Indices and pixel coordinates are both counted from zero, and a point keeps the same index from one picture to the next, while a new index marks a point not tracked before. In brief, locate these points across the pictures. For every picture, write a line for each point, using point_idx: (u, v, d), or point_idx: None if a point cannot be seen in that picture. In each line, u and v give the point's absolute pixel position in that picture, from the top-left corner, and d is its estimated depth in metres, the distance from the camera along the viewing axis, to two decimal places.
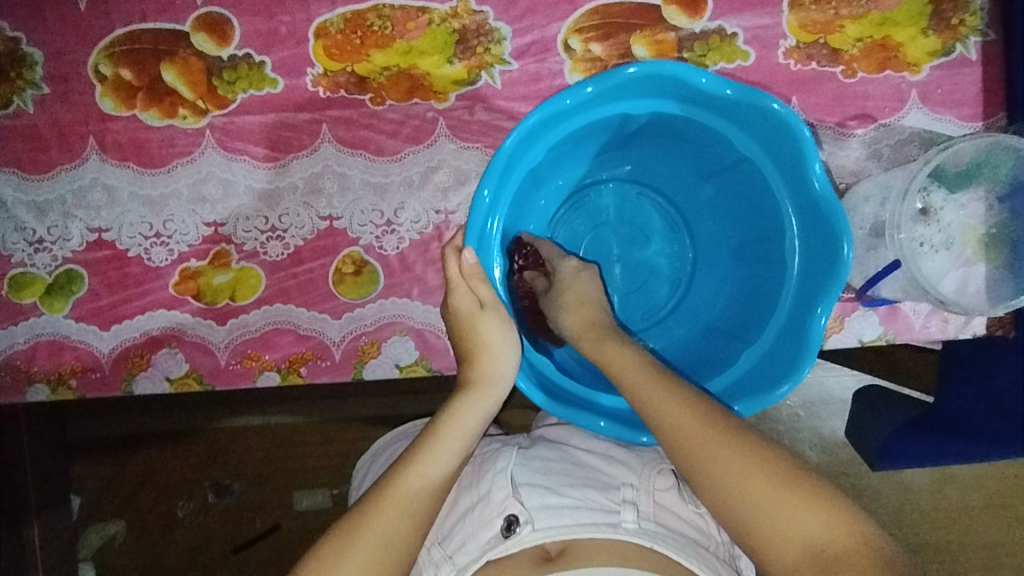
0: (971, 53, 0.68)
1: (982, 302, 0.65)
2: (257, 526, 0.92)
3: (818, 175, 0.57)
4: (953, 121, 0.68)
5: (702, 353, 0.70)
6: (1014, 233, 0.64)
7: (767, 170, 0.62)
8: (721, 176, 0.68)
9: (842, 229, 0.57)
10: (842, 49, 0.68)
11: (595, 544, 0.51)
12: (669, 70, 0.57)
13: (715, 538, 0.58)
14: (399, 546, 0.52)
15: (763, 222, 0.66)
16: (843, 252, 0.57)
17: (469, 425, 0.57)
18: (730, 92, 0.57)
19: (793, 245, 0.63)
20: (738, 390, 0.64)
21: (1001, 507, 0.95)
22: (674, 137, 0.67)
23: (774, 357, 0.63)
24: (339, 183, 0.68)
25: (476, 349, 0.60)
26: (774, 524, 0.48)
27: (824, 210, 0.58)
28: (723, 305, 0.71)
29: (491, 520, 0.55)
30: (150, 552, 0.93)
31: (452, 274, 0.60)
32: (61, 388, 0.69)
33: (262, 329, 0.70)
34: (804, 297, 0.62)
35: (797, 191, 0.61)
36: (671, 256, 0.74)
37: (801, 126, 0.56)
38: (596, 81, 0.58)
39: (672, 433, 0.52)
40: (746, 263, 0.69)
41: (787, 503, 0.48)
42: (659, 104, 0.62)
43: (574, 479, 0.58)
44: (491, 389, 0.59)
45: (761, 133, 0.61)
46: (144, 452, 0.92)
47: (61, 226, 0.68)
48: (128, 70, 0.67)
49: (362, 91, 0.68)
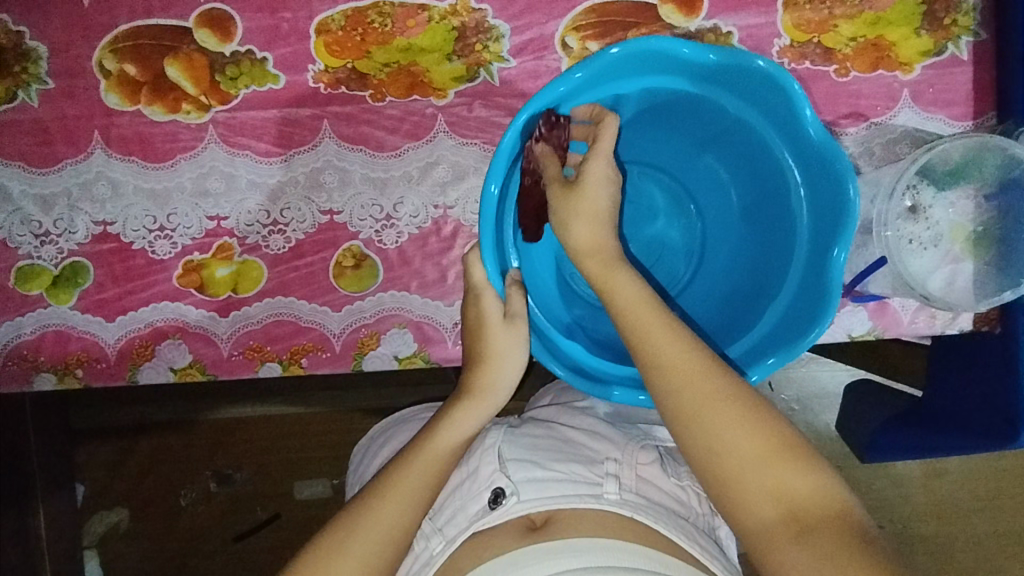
0: (963, 52, 0.69)
1: (968, 297, 0.67)
2: (257, 514, 0.94)
3: (812, 122, 0.59)
4: (944, 120, 0.69)
5: (723, 319, 0.70)
6: (1001, 231, 0.66)
7: (762, 128, 0.64)
8: (720, 142, 0.69)
9: (846, 174, 0.59)
10: (835, 49, 0.69)
11: (578, 514, 0.53)
12: (655, 46, 0.58)
13: (695, 509, 0.60)
14: (397, 535, 0.54)
15: (768, 180, 0.67)
16: (848, 192, 0.59)
17: (466, 435, 0.59)
18: (714, 56, 0.59)
19: (801, 199, 0.64)
20: (767, 348, 0.65)
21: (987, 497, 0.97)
22: (665, 111, 0.68)
23: (796, 311, 0.64)
24: (339, 178, 0.69)
25: (489, 351, 0.61)
26: (761, 490, 0.48)
27: (825, 157, 0.60)
28: (740, 267, 0.71)
29: (479, 493, 0.57)
30: (154, 537, 0.94)
31: (475, 280, 0.63)
32: (67, 377, 0.71)
33: (264, 320, 0.71)
34: (819, 244, 0.63)
35: (796, 145, 0.62)
36: (682, 228, 0.75)
37: (788, 79, 0.58)
38: (584, 67, 0.58)
39: (662, 367, 0.51)
40: (755, 224, 0.70)
41: (775, 469, 0.48)
42: (647, 81, 0.63)
43: (560, 453, 0.59)
44: (491, 398, 0.61)
45: (754, 95, 0.62)
46: (147, 439, 0.94)
47: (66, 219, 0.69)
48: (132, 66, 0.67)
49: (363, 87, 0.69)
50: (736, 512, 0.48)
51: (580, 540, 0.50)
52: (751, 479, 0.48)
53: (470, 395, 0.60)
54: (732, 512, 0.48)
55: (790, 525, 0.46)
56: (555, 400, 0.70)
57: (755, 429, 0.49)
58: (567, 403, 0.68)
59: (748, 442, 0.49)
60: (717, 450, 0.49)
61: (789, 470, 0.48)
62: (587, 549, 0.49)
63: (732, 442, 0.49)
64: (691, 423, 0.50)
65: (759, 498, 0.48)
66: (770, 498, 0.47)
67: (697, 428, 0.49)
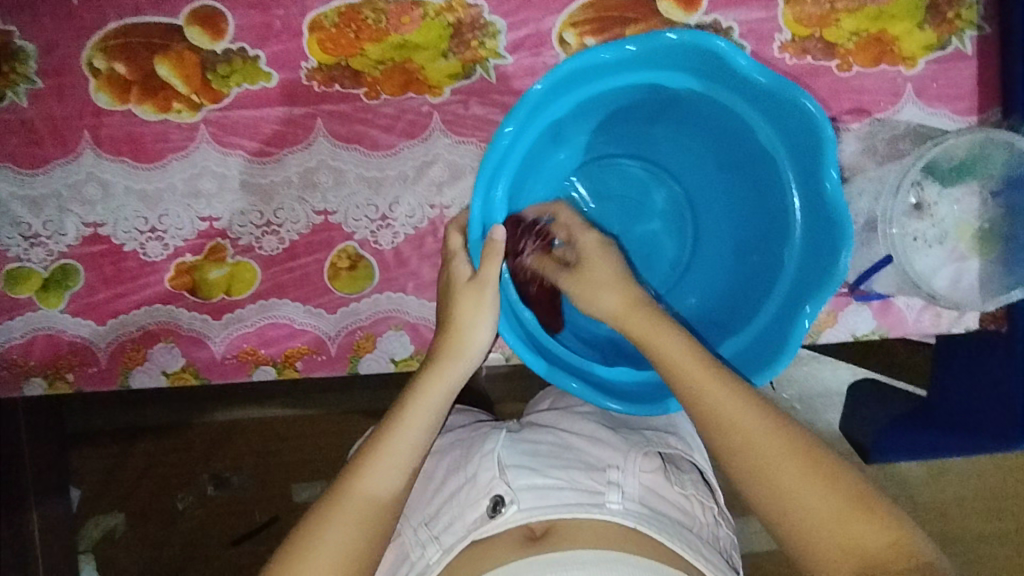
0: (967, 46, 0.68)
1: (974, 296, 0.66)
2: (256, 517, 0.91)
3: (751, 68, 0.57)
4: (948, 115, 0.68)
5: (740, 278, 0.69)
6: (1008, 228, 0.66)
7: (712, 93, 0.62)
8: (667, 113, 0.67)
9: (802, 103, 0.57)
10: (837, 43, 0.67)
11: (579, 524, 0.52)
12: (573, 65, 0.58)
13: (698, 518, 0.58)
14: (375, 513, 0.53)
15: (733, 135, 0.65)
16: (810, 109, 0.57)
17: (440, 395, 0.58)
18: (633, 47, 0.58)
19: (777, 147, 0.62)
20: (796, 297, 0.62)
21: (1005, 501, 0.92)
22: (606, 111, 0.66)
23: (809, 255, 0.62)
24: (334, 178, 0.68)
25: (450, 321, 0.60)
26: (840, 545, 0.45)
27: (780, 97, 0.58)
28: (741, 219, 0.69)
29: (477, 501, 0.55)
30: (149, 544, 0.91)
31: (452, 248, 0.61)
32: (58, 381, 0.70)
33: (257, 323, 0.70)
34: (807, 183, 0.61)
35: (746, 94, 0.61)
36: (666, 199, 0.74)
37: (708, 40, 0.57)
38: (512, 118, 0.57)
39: (721, 429, 0.49)
40: (734, 172, 0.68)
41: (847, 521, 0.46)
42: (578, 93, 0.62)
43: (561, 461, 0.58)
44: (460, 360, 0.59)
45: (688, 65, 0.60)
46: (143, 443, 0.91)
47: (56, 221, 0.68)
48: (121, 64, 0.66)
49: (357, 85, 0.67)
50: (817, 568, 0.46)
51: (583, 553, 0.49)
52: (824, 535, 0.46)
53: (439, 359, 0.59)
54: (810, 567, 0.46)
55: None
56: (555, 404, 0.68)
57: (821, 483, 0.47)
58: (567, 408, 0.66)
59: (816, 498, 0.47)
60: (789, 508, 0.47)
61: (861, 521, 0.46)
62: (588, 562, 0.48)
63: (801, 501, 0.47)
64: (757, 480, 0.48)
65: (832, 555, 0.46)
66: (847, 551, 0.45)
67: (765, 486, 0.48)
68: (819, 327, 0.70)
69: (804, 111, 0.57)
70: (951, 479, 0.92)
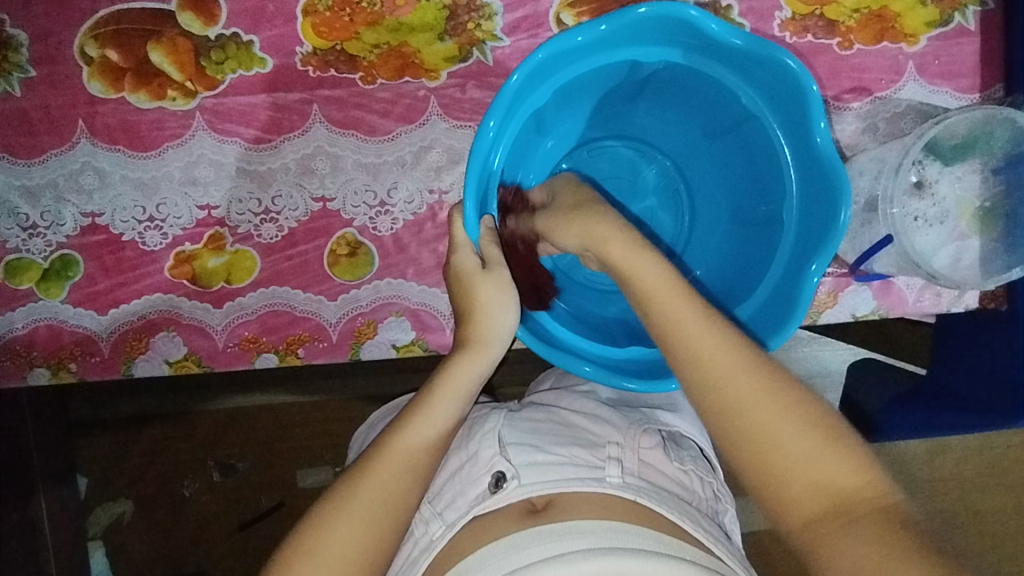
0: (969, 22, 0.67)
1: (974, 274, 0.65)
2: (263, 501, 0.92)
3: (728, 32, 0.57)
4: (950, 93, 0.68)
5: (741, 242, 0.69)
6: (1009, 206, 0.65)
7: (692, 62, 0.61)
8: (648, 88, 0.67)
9: (783, 62, 0.56)
10: (838, 21, 0.66)
11: (579, 497, 0.52)
12: (545, 55, 0.57)
13: (698, 493, 0.59)
14: (400, 496, 0.52)
15: (717, 102, 0.65)
16: (790, 64, 0.56)
17: (469, 384, 0.58)
18: (604, 27, 0.57)
19: (762, 110, 0.62)
20: (802, 254, 0.62)
21: (1001, 476, 0.93)
22: (586, 93, 0.66)
23: (809, 214, 0.61)
24: (331, 164, 0.68)
25: (473, 308, 0.60)
26: (809, 483, 0.44)
27: (758, 57, 0.58)
28: (735, 182, 0.70)
29: (479, 478, 0.56)
30: (156, 529, 0.92)
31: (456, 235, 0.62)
32: (62, 371, 0.70)
33: (259, 311, 0.70)
34: (799, 142, 0.60)
35: (725, 59, 0.60)
36: (658, 175, 0.74)
37: (679, 9, 0.56)
38: (493, 113, 0.57)
39: (702, 365, 0.47)
40: (723, 138, 0.68)
41: (823, 458, 0.44)
42: (553, 81, 0.62)
43: (561, 437, 0.58)
44: (486, 348, 0.59)
45: (664, 35, 0.60)
46: (149, 430, 0.91)
47: (53, 211, 0.67)
48: (115, 52, 0.65)
49: (352, 70, 0.67)
50: (785, 500, 0.45)
51: (578, 523, 0.49)
52: (794, 469, 0.45)
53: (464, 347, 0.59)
54: (776, 503, 0.45)
55: (835, 518, 0.43)
56: (554, 386, 0.69)
57: (793, 419, 0.45)
58: (568, 387, 0.67)
59: (791, 434, 0.45)
60: (763, 442, 0.45)
61: (831, 457, 0.44)
62: (585, 531, 0.48)
63: (773, 434, 0.45)
64: (732, 414, 0.46)
65: (804, 491, 0.44)
66: (814, 490, 0.44)
67: (741, 420, 0.46)
68: (819, 309, 0.71)
69: (786, 69, 0.57)
70: (950, 457, 0.92)
